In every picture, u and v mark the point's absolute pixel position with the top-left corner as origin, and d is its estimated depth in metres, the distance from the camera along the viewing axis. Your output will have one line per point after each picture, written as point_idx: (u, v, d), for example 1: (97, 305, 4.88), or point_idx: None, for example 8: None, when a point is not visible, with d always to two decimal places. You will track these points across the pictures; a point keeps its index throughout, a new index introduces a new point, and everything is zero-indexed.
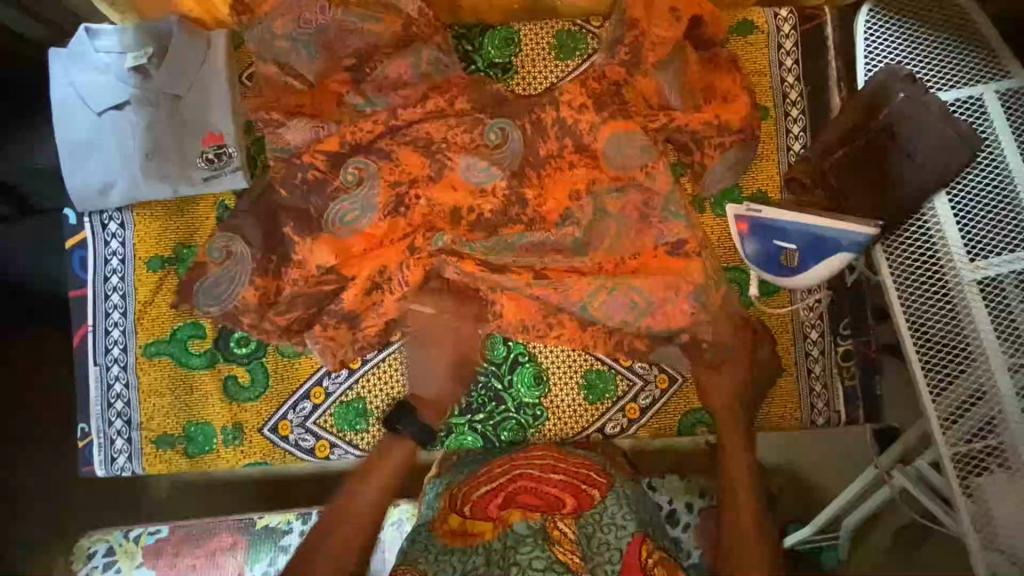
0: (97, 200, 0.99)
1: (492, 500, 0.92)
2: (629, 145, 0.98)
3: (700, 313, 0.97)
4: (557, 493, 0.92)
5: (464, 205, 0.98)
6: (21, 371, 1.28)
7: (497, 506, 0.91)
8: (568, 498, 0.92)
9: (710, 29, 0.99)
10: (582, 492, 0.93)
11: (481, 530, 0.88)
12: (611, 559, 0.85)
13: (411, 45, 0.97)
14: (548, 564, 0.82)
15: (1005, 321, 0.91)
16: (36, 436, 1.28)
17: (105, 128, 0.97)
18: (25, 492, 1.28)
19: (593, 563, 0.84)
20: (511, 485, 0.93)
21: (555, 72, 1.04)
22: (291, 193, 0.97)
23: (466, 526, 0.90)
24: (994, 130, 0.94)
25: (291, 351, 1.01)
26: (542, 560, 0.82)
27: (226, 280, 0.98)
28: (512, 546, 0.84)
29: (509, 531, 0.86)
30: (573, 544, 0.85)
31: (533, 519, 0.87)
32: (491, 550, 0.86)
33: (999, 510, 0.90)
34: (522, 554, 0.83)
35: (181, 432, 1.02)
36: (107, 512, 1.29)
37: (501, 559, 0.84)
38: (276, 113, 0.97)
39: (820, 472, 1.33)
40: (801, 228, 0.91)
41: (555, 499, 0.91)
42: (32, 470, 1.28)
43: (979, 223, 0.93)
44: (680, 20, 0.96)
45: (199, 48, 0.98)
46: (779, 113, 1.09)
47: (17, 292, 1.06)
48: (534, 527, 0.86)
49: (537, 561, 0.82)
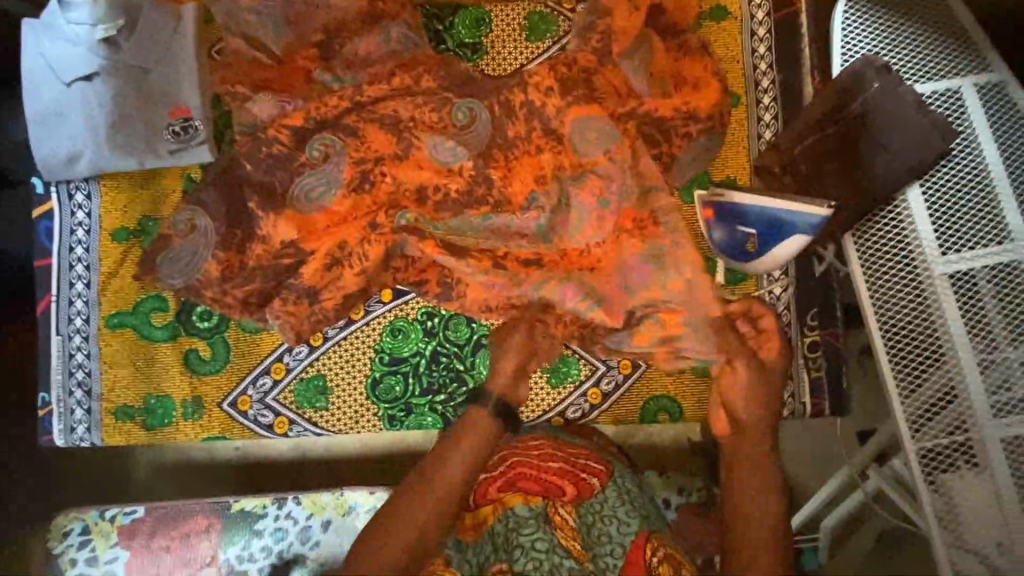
0: (64, 169, 0.99)
1: (489, 485, 0.92)
2: (592, 129, 0.94)
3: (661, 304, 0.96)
4: (555, 480, 0.92)
5: (431, 184, 0.97)
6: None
7: (497, 492, 0.91)
8: (567, 486, 0.92)
9: (672, 18, 1.01)
10: (581, 480, 0.93)
11: (486, 517, 0.90)
12: (613, 552, 0.86)
13: (379, 22, 0.98)
14: (551, 546, 0.84)
15: (975, 316, 0.89)
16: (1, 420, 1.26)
17: (73, 99, 0.98)
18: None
19: (595, 553, 0.86)
20: (509, 472, 0.93)
21: (524, 54, 1.04)
22: (256, 167, 0.96)
23: (477, 517, 0.91)
24: (972, 123, 0.92)
25: (251, 326, 1.01)
26: (545, 541, 0.85)
27: (187, 255, 0.98)
28: (515, 529, 0.86)
29: (509, 514, 0.88)
30: (574, 532, 0.87)
31: (534, 503, 0.89)
32: (496, 535, 0.88)
33: (965, 508, 0.90)
34: (525, 536, 0.85)
35: (141, 404, 1.02)
36: (75, 493, 1.28)
37: (506, 542, 0.86)
38: (242, 87, 0.97)
39: (799, 471, 1.30)
40: (763, 210, 0.89)
41: (555, 486, 0.91)
42: (32, 470, 1.28)
43: (952, 216, 0.92)
44: (637, 12, 0.97)
45: (169, 22, 0.99)
46: (751, 100, 1.09)
47: (17, 292, 1.11)
48: (535, 511, 0.88)
49: (539, 543, 0.84)
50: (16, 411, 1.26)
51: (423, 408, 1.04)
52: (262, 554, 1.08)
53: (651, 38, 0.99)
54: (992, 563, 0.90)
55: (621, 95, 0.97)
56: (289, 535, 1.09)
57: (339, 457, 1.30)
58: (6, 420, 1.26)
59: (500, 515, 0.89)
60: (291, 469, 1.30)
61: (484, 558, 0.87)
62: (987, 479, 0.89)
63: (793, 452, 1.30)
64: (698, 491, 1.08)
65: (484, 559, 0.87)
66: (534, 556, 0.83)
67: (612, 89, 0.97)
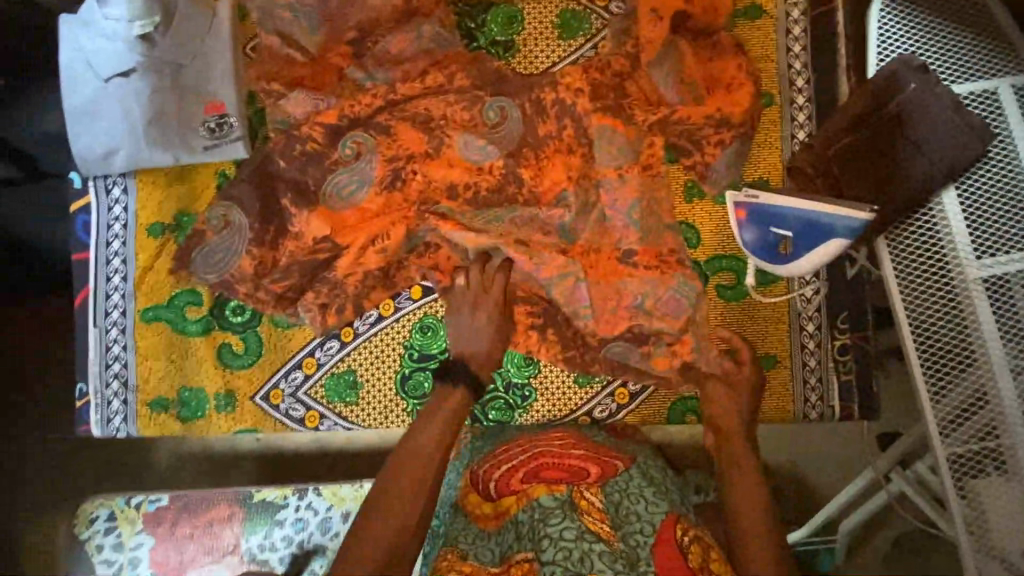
0: (101, 163, 1.01)
1: (513, 476, 0.92)
2: (613, 141, 0.96)
3: (688, 310, 0.98)
4: (579, 464, 0.93)
5: (461, 181, 0.98)
6: (25, 351, 1.28)
7: (521, 481, 0.91)
8: (591, 468, 0.93)
9: (701, 21, 0.97)
10: (605, 464, 0.93)
11: (508, 507, 0.89)
12: (644, 530, 0.83)
13: (413, 20, 0.98)
14: (579, 533, 0.80)
15: (1009, 322, 0.88)
16: (28, 406, 1.28)
17: (111, 94, 0.98)
18: (24, 457, 1.29)
19: (623, 531, 0.83)
20: (533, 460, 0.93)
21: (556, 52, 1.04)
22: (289, 164, 0.97)
23: (499, 507, 0.90)
24: (1008, 125, 0.91)
25: (284, 322, 1.03)
26: (572, 530, 0.81)
27: (221, 250, 0.99)
28: (541, 518, 0.83)
29: (535, 504, 0.85)
30: (601, 513, 0.85)
31: (559, 491, 0.87)
32: (520, 524, 0.85)
33: (992, 513, 0.89)
34: (552, 526, 0.81)
35: (176, 397, 1.04)
36: (104, 480, 1.30)
37: (532, 531, 0.83)
38: (277, 84, 0.98)
39: (821, 474, 1.30)
40: (797, 213, 0.89)
41: (579, 470, 0.92)
42: (59, 452, 1.30)
43: (989, 220, 0.90)
44: (662, 21, 0.95)
45: (204, 18, 1.00)
46: (784, 100, 1.08)
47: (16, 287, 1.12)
48: (561, 500, 0.85)
49: (568, 531, 0.81)
50: (45, 400, 1.29)
51: None
52: (283, 543, 1.10)
53: (679, 43, 0.97)
54: (1016, 567, 0.89)
55: (650, 103, 0.97)
56: (310, 525, 1.11)
57: (361, 450, 1.31)
58: (4, 419, 1.29)
59: (525, 505, 0.86)
60: (317, 460, 1.32)
61: (507, 546, 0.84)
62: (1016, 484, 0.87)
63: (817, 453, 1.30)
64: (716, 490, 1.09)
65: (507, 546, 0.84)
66: (562, 545, 0.79)
67: (641, 96, 0.97)
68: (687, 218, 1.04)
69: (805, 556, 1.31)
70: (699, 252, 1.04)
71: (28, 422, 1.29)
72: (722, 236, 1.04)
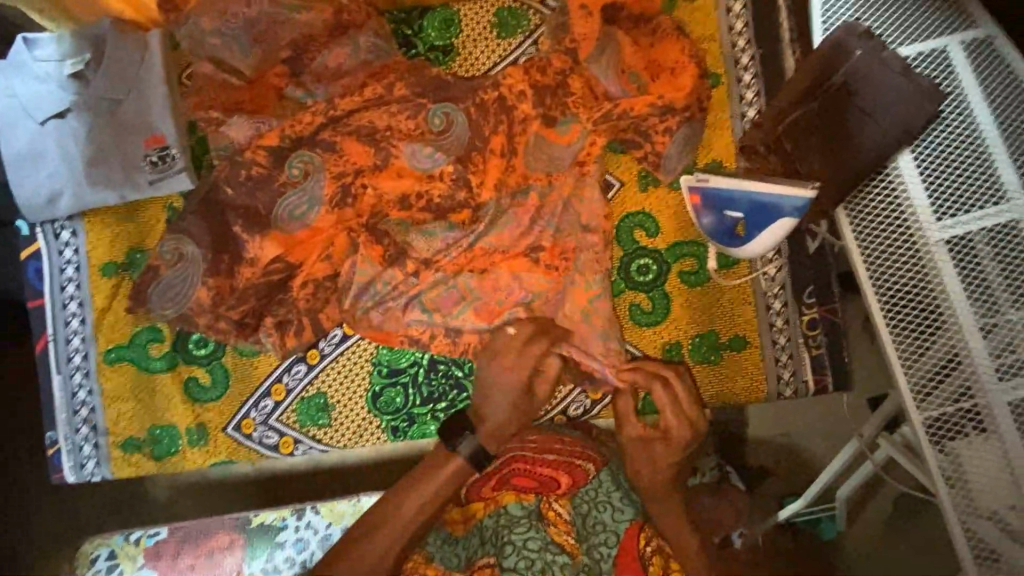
0: (45, 208, 0.99)
1: (486, 482, 0.94)
2: (554, 144, 0.97)
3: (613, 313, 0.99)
4: (550, 473, 0.93)
5: (413, 191, 0.96)
6: (5, 398, 1.25)
7: (492, 488, 0.93)
8: (562, 477, 0.93)
9: (636, 9, 0.97)
10: (576, 470, 0.94)
11: (476, 512, 0.93)
12: (607, 541, 0.89)
13: (347, 33, 0.97)
14: (543, 544, 0.86)
15: (976, 280, 0.86)
16: (17, 451, 1.26)
17: (47, 137, 0.97)
18: (15, 505, 1.27)
19: (588, 544, 0.89)
20: (507, 467, 0.95)
21: (496, 51, 1.03)
22: (236, 191, 0.94)
23: (467, 511, 0.94)
24: (960, 84, 0.89)
25: (250, 350, 1.02)
26: (537, 540, 0.86)
27: (177, 283, 0.97)
28: (507, 526, 0.88)
29: (503, 512, 0.90)
30: (567, 525, 0.90)
31: (527, 501, 0.91)
32: (485, 529, 0.90)
33: (974, 474, 0.87)
34: (517, 535, 0.86)
35: (146, 435, 1.03)
36: (97, 519, 1.28)
37: (496, 537, 0.88)
38: (216, 111, 0.97)
39: (814, 444, 1.30)
40: (746, 195, 0.89)
41: (550, 479, 0.92)
42: (39, 501, 1.27)
43: (948, 181, 0.88)
44: (592, 15, 0.94)
45: (135, 51, 0.98)
46: (732, 78, 1.07)
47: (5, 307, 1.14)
48: (528, 509, 0.90)
49: (531, 542, 0.86)
50: (32, 443, 1.26)
51: (426, 416, 1.04)
52: (287, 564, 1.04)
53: (616, 36, 0.97)
54: (1009, 526, 0.85)
55: (594, 98, 0.96)
56: (310, 544, 1.06)
57: (359, 474, 1.28)
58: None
59: (492, 511, 0.91)
60: (312, 482, 1.29)
61: (473, 551, 0.89)
62: (997, 444, 0.85)
63: (803, 426, 1.30)
64: (711, 469, 1.09)
65: (473, 551, 0.89)
66: (525, 554, 0.85)
67: (586, 89, 0.96)
68: (642, 207, 1.04)
69: (806, 524, 1.30)
70: (660, 240, 1.04)
71: (15, 468, 1.27)
72: (680, 222, 1.04)
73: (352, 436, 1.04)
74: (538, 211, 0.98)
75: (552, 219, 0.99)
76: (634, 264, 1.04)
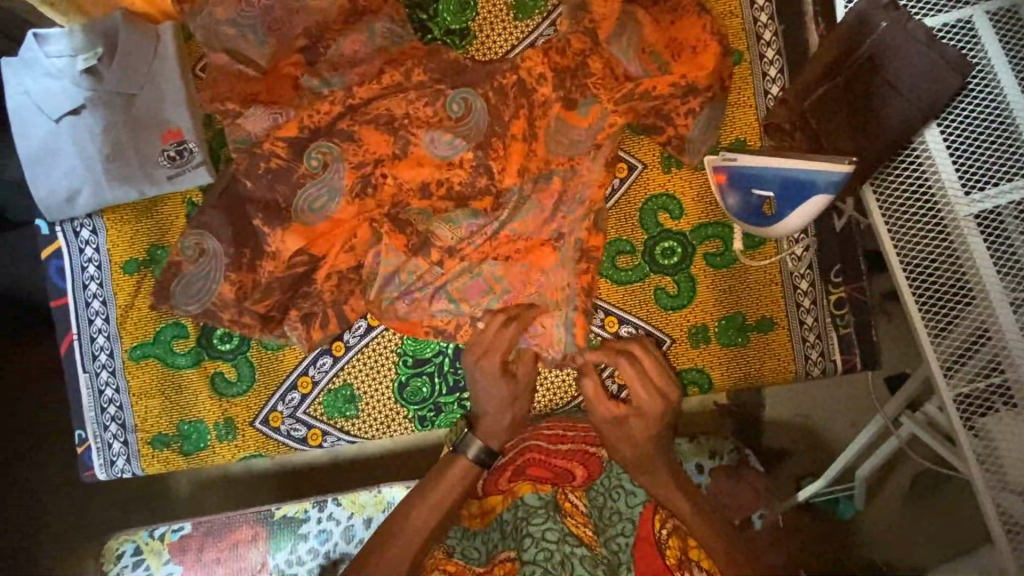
0: (65, 206, 0.98)
1: (501, 474, 0.95)
2: (573, 128, 0.96)
3: None
4: (564, 464, 0.94)
5: (433, 179, 0.94)
6: (8, 397, 1.26)
7: (508, 479, 0.94)
8: (577, 469, 0.94)
9: None
10: (590, 461, 0.95)
11: (495, 505, 0.93)
12: (625, 530, 0.89)
13: (362, 19, 0.96)
14: (561, 535, 0.85)
15: (1005, 254, 0.85)
16: (19, 450, 1.27)
17: (64, 135, 0.96)
18: (20, 507, 1.27)
19: (606, 536, 0.89)
20: (520, 457, 0.95)
21: (513, 34, 1.02)
22: (256, 184, 0.93)
23: (485, 506, 0.94)
24: (987, 54, 0.87)
25: (273, 343, 1.02)
26: (554, 531, 0.85)
27: (200, 279, 0.96)
28: (525, 518, 0.88)
29: (520, 503, 0.90)
30: (584, 517, 0.90)
31: (544, 491, 0.91)
32: (505, 523, 0.90)
33: (1005, 449, 0.85)
34: (535, 526, 0.86)
35: (175, 431, 1.04)
36: (104, 521, 1.28)
37: (516, 531, 0.87)
38: (231, 103, 0.95)
39: (833, 425, 1.30)
40: (777, 172, 0.87)
41: (564, 471, 0.93)
42: (66, 498, 1.28)
43: (975, 154, 0.87)
44: None
45: (149, 44, 0.97)
46: (754, 54, 1.06)
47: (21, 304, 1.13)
48: (545, 500, 0.90)
49: (550, 533, 0.85)
50: (35, 446, 1.27)
51: (452, 405, 1.04)
52: (310, 556, 1.05)
53: (637, 16, 0.94)
54: None
55: (615, 79, 0.95)
56: (333, 536, 1.06)
57: (380, 465, 1.28)
58: (22, 450, 1.27)
59: (510, 504, 0.91)
60: (331, 474, 1.29)
61: (493, 545, 0.90)
62: None
63: (826, 406, 1.30)
64: (729, 452, 1.06)
65: (493, 546, 0.90)
66: (544, 546, 0.83)
67: (606, 71, 0.94)
68: (665, 188, 1.03)
69: (824, 503, 1.30)
70: (683, 222, 1.03)
71: (18, 471, 1.27)
72: (704, 203, 1.03)
73: (380, 427, 1.04)
74: (558, 197, 0.97)
75: (571, 204, 0.98)
76: (658, 247, 1.03)
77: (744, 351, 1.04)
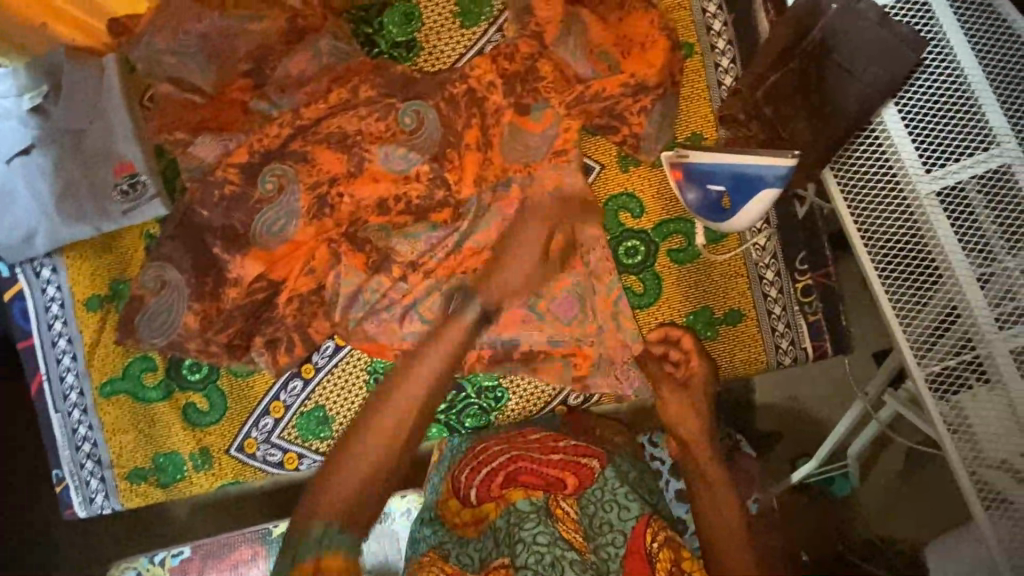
0: (23, 247, 0.98)
1: (493, 481, 0.93)
2: (527, 135, 0.95)
3: (576, 311, 0.98)
4: (557, 473, 0.93)
5: (390, 195, 0.94)
6: None
7: (500, 486, 0.93)
8: (569, 478, 0.93)
9: None
10: (582, 469, 0.94)
11: (489, 512, 0.92)
12: (616, 540, 0.86)
13: (305, 38, 0.95)
14: (553, 538, 0.85)
15: (969, 229, 0.83)
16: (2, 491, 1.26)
17: (15, 176, 0.96)
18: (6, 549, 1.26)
19: (596, 544, 0.87)
20: (512, 465, 0.94)
21: (460, 43, 1.01)
22: (212, 212, 0.92)
23: (479, 512, 0.93)
24: (942, 27, 0.85)
25: (243, 370, 1.02)
26: (545, 535, 0.85)
27: (163, 312, 0.95)
28: (517, 523, 0.87)
29: (511, 509, 0.89)
30: (575, 523, 0.90)
31: (535, 497, 0.90)
32: (498, 530, 0.89)
33: (983, 426, 0.82)
34: (527, 531, 0.85)
35: (151, 464, 1.03)
36: (94, 555, 1.28)
37: (508, 536, 0.87)
38: (181, 133, 0.95)
39: (820, 407, 1.29)
40: (725, 167, 0.86)
41: (557, 480, 0.93)
42: (54, 536, 1.27)
43: (934, 131, 0.85)
44: None
45: (93, 77, 0.97)
46: (705, 45, 1.07)
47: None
48: (536, 505, 0.89)
49: (541, 536, 0.85)
50: (18, 486, 1.27)
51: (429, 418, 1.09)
52: None
53: (583, 15, 0.93)
54: None
55: (567, 81, 0.94)
56: None
57: None
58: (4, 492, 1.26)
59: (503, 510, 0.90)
60: None
61: (487, 552, 0.89)
62: (1001, 393, 0.81)
63: (809, 390, 1.30)
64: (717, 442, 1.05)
65: (487, 553, 0.89)
66: (536, 549, 0.84)
67: (556, 74, 0.93)
68: (624, 188, 1.03)
69: (820, 483, 1.31)
70: (645, 221, 1.03)
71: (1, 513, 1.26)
72: (663, 200, 1.02)
73: None
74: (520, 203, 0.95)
75: None
76: (622, 247, 1.03)
77: (717, 344, 1.04)
